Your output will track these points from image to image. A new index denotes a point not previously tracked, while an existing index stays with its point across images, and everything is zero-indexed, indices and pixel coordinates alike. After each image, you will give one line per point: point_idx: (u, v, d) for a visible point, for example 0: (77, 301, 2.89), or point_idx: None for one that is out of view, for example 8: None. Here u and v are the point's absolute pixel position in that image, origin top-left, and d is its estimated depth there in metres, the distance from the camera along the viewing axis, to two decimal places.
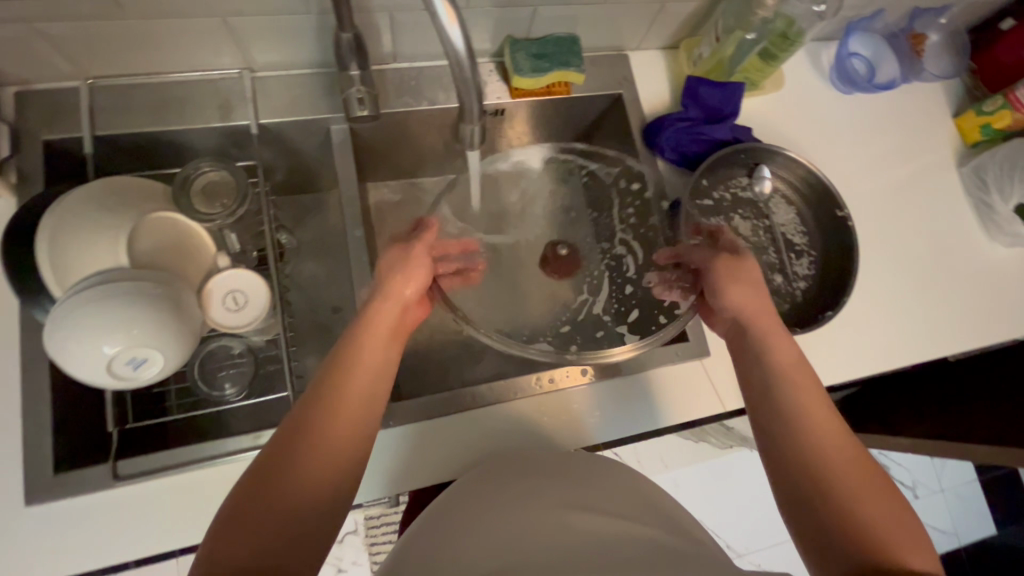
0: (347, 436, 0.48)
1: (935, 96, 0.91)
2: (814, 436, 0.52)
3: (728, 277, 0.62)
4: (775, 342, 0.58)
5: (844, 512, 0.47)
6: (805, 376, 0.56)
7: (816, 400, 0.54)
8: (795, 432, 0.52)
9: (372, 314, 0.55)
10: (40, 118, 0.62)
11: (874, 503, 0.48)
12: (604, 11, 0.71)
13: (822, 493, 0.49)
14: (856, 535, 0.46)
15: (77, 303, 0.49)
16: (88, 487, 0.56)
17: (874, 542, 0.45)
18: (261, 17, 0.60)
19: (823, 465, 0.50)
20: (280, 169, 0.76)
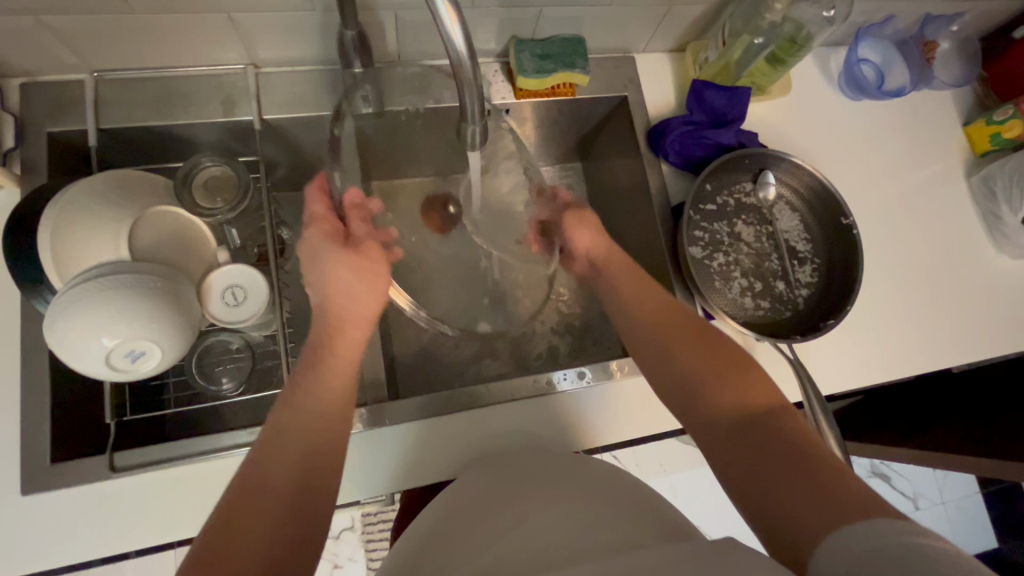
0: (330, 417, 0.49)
1: (945, 104, 0.90)
2: (660, 324, 0.55)
3: (573, 228, 0.69)
4: (619, 265, 0.64)
5: (692, 372, 0.51)
6: (645, 280, 0.61)
7: (653, 293, 0.59)
8: (644, 329, 0.56)
9: (324, 308, 0.58)
10: (45, 110, 0.63)
11: (714, 354, 0.51)
12: (610, 13, 0.71)
13: (675, 368, 0.52)
14: (705, 392, 0.49)
15: (77, 295, 0.49)
16: (84, 477, 0.56)
17: (716, 390, 0.48)
18: (266, 13, 0.60)
19: (669, 348, 0.53)
20: (283, 165, 0.76)
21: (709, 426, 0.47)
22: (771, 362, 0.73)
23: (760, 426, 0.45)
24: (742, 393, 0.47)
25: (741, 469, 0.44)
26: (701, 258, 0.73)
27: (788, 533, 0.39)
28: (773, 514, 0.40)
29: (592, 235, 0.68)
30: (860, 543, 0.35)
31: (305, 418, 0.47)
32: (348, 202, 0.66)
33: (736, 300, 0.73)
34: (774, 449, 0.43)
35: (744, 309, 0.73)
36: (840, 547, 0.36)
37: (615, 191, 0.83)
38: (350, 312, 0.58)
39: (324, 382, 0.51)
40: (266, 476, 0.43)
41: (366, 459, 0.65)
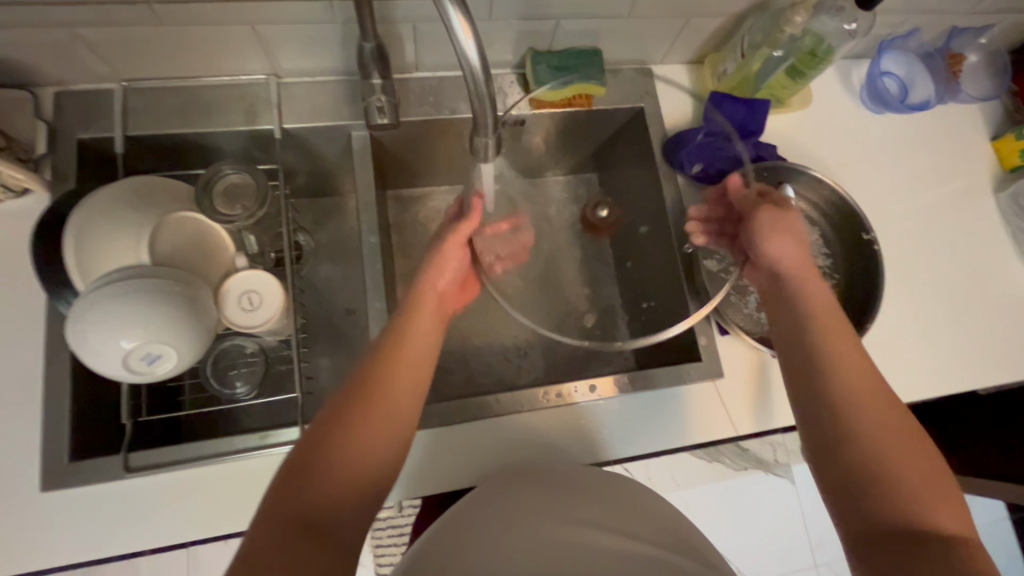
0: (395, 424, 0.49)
1: (973, 117, 0.87)
2: (856, 400, 0.51)
3: (773, 233, 0.61)
4: (818, 301, 0.57)
5: (876, 467, 0.48)
6: (845, 338, 0.55)
7: (858, 361, 0.53)
8: (836, 398, 0.51)
9: (397, 345, 0.54)
10: (77, 118, 0.65)
11: (906, 458, 0.48)
12: (627, 25, 0.71)
13: (857, 451, 0.49)
14: (883, 492, 0.47)
15: (99, 299, 0.51)
16: (98, 476, 0.58)
17: (897, 496, 0.46)
18: (287, 25, 0.62)
19: (855, 428, 0.50)
20: (302, 173, 0.78)
21: (874, 522, 0.46)
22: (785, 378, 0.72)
23: (937, 548, 0.44)
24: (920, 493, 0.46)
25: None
26: (717, 271, 0.73)
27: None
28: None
29: (790, 247, 0.60)
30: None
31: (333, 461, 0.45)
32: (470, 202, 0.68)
33: (752, 316, 0.73)
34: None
35: (759, 324, 0.73)
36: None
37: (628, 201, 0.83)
38: (418, 357, 0.54)
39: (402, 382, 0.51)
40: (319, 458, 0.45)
41: None
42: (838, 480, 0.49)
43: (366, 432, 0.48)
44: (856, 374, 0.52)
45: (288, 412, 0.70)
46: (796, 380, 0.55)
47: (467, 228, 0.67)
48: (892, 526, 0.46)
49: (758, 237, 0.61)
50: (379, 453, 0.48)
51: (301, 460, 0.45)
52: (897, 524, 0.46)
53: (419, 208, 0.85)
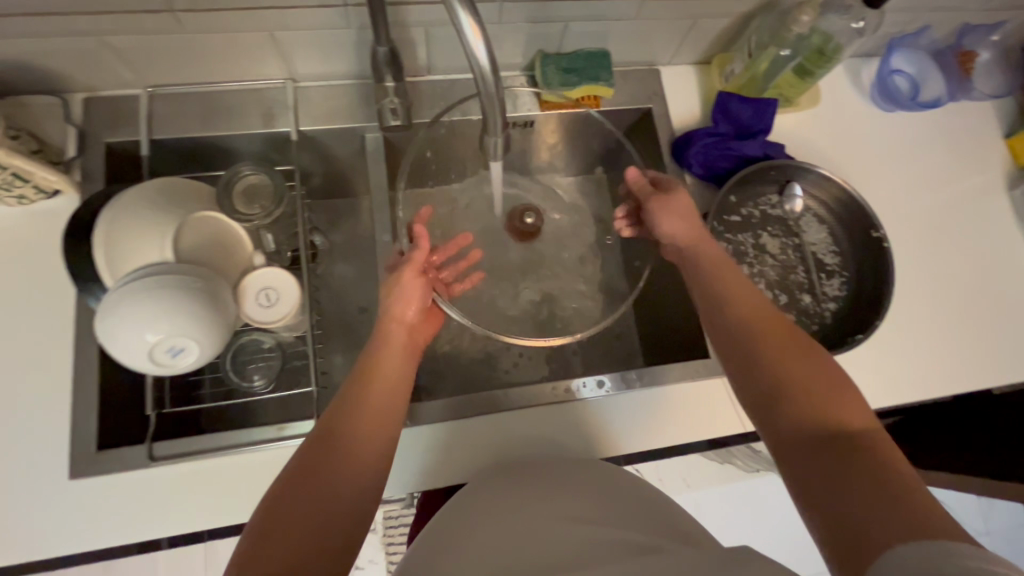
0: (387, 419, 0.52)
1: (986, 115, 0.87)
2: (751, 323, 0.53)
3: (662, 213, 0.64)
4: (707, 250, 0.61)
5: (778, 381, 0.49)
6: (735, 275, 0.58)
7: (748, 290, 0.56)
8: (733, 327, 0.54)
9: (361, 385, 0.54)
10: (105, 123, 0.68)
11: (804, 366, 0.49)
12: (635, 27, 0.72)
13: (762, 370, 0.50)
14: (787, 401, 0.48)
15: (126, 294, 0.53)
16: (123, 465, 0.60)
17: (801, 402, 0.47)
18: (304, 31, 0.64)
19: (754, 348, 0.52)
20: (318, 174, 0.80)
21: (787, 430, 0.47)
22: None
23: (845, 440, 0.44)
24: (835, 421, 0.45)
25: (812, 474, 0.44)
26: None
27: (856, 543, 0.39)
28: (847, 522, 0.40)
29: (683, 208, 0.64)
30: (924, 560, 0.36)
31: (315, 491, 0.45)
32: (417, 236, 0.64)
33: None
34: (859, 463, 0.42)
35: None
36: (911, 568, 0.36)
37: None
38: (386, 384, 0.55)
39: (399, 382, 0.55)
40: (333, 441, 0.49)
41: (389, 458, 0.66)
42: (755, 403, 0.50)
43: (347, 462, 0.47)
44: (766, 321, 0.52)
45: (303, 407, 0.72)
46: (704, 317, 0.57)
47: (421, 257, 0.63)
48: (802, 429, 0.46)
49: (657, 215, 0.65)
50: (363, 482, 0.47)
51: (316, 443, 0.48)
52: (805, 427, 0.46)
53: None
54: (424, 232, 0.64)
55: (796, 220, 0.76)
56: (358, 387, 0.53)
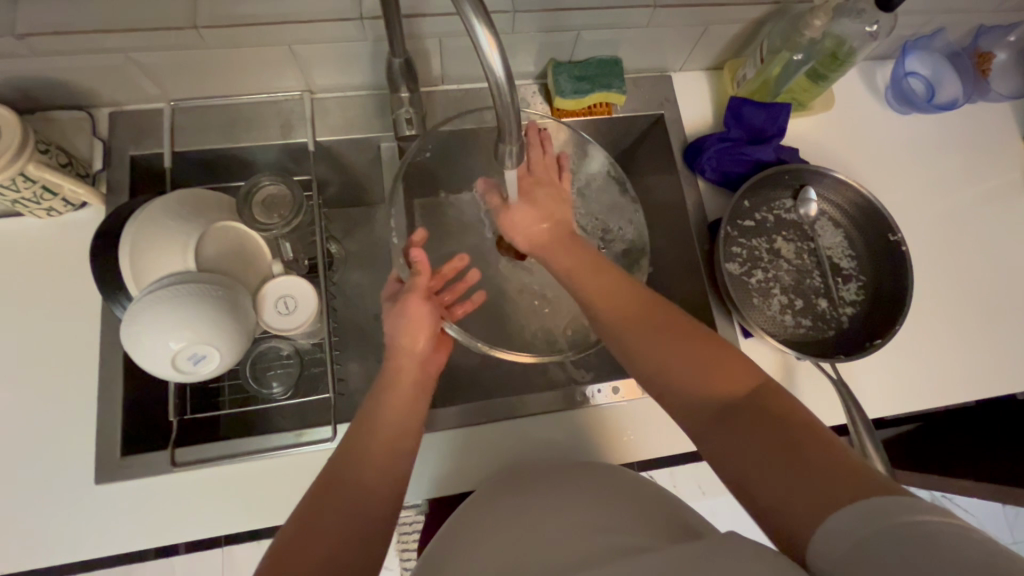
0: (387, 445, 0.53)
1: (1004, 116, 0.86)
2: (633, 326, 0.53)
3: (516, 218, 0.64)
4: (563, 262, 0.61)
5: (666, 374, 0.50)
6: (608, 276, 0.58)
7: (611, 289, 0.57)
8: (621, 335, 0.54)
9: (376, 412, 0.56)
10: (130, 136, 0.70)
11: (683, 348, 0.50)
12: (646, 34, 0.73)
13: (660, 370, 0.50)
14: (690, 394, 0.47)
15: (149, 303, 0.55)
16: (147, 470, 0.61)
17: (702, 390, 0.47)
18: (321, 44, 0.65)
19: (643, 352, 0.52)
20: (334, 184, 0.81)
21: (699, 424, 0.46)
22: (809, 379, 0.72)
23: (746, 415, 0.43)
24: (728, 391, 0.46)
25: (731, 463, 0.43)
26: (738, 275, 0.73)
27: (787, 524, 0.38)
28: (768, 500, 0.39)
29: (523, 213, 0.63)
30: (852, 525, 0.34)
31: (347, 505, 0.47)
32: (415, 258, 0.66)
33: (776, 318, 0.72)
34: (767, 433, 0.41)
35: (785, 327, 0.72)
36: (844, 535, 0.34)
37: (649, 206, 0.84)
38: (391, 405, 0.57)
39: (392, 414, 0.56)
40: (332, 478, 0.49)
41: None
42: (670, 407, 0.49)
43: (370, 478, 0.50)
44: (629, 319, 0.54)
45: (321, 413, 0.73)
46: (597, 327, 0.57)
47: (421, 282, 0.65)
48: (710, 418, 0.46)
49: (514, 233, 0.64)
50: (372, 508, 0.48)
51: (320, 482, 0.48)
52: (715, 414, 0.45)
53: None
54: (423, 257, 0.66)
55: (810, 224, 0.76)
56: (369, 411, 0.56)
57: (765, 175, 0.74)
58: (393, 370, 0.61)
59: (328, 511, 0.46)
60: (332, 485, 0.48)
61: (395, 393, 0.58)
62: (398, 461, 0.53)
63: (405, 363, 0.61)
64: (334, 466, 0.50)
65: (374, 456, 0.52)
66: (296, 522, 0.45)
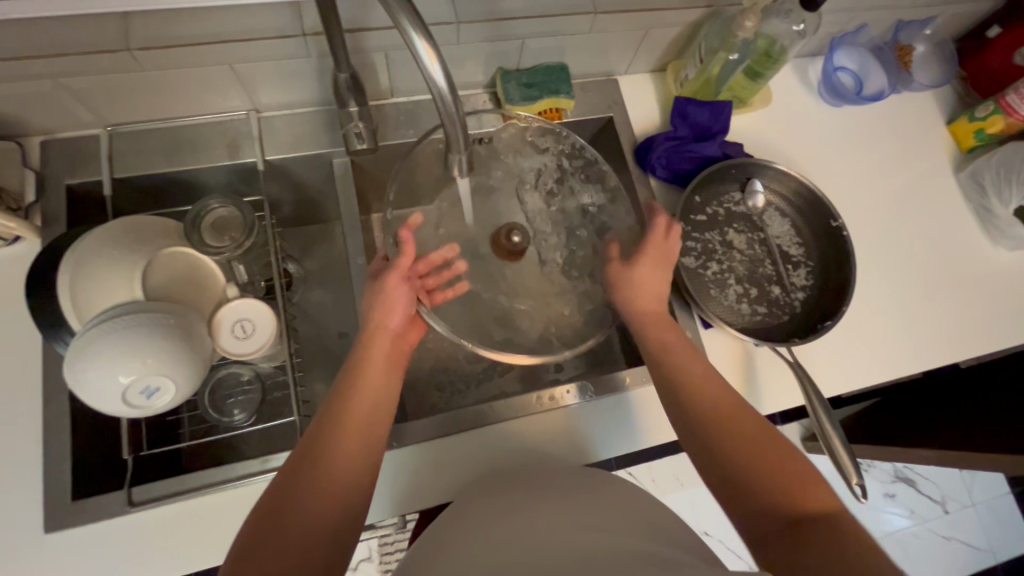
0: (358, 434, 0.52)
1: (926, 104, 0.92)
2: (725, 417, 0.56)
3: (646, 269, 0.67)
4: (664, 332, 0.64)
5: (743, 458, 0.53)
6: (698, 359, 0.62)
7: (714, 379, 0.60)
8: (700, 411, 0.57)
9: (348, 398, 0.54)
10: (65, 165, 0.67)
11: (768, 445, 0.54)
12: (589, 39, 0.74)
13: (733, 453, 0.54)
14: (767, 498, 0.50)
15: (96, 335, 0.52)
16: (103, 513, 0.58)
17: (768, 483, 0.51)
18: (264, 62, 0.64)
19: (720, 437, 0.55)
20: (288, 203, 0.80)
21: (763, 515, 0.50)
22: (769, 364, 0.74)
23: (823, 534, 0.46)
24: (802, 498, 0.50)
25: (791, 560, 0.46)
26: (695, 268, 0.75)
27: None
28: None
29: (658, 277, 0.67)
30: None
31: (309, 500, 0.47)
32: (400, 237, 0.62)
33: (733, 307, 0.74)
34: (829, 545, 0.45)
35: (742, 315, 0.74)
36: None
37: None
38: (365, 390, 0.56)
39: (366, 397, 0.55)
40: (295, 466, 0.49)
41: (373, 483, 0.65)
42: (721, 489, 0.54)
43: (338, 466, 0.50)
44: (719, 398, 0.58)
45: (287, 438, 0.71)
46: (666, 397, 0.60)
47: (404, 263, 0.62)
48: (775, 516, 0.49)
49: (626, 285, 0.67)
50: (333, 499, 0.48)
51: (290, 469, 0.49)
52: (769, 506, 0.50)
53: None
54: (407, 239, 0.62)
55: (759, 215, 0.79)
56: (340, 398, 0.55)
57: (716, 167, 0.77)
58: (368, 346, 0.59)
59: (288, 504, 0.47)
60: (293, 479, 0.48)
61: (371, 374, 0.57)
62: (368, 452, 0.52)
63: (379, 342, 0.59)
64: (297, 454, 0.50)
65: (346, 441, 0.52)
66: (260, 513, 0.46)
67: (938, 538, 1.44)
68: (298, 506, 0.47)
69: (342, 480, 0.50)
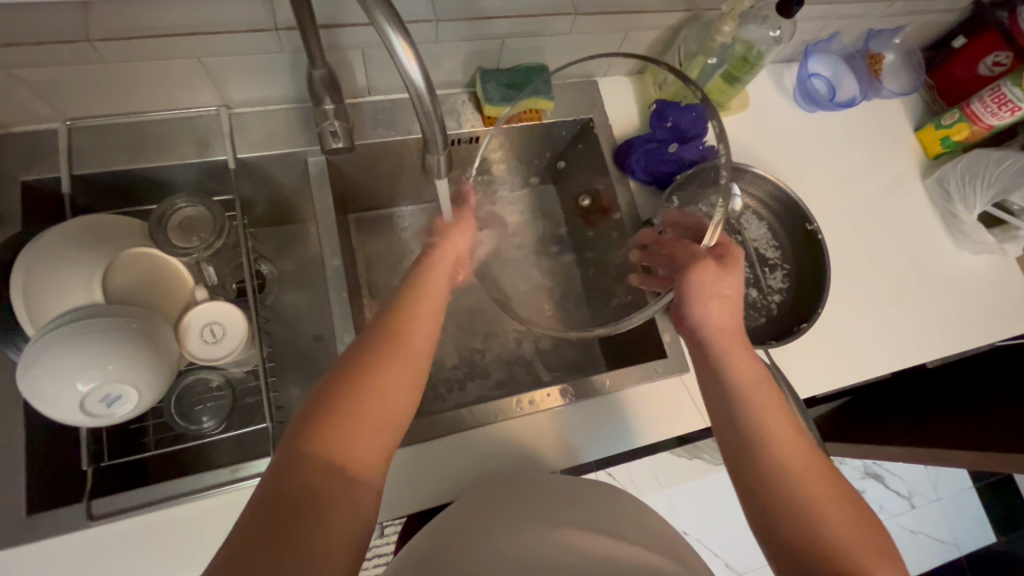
0: (383, 428, 0.47)
1: (895, 111, 0.94)
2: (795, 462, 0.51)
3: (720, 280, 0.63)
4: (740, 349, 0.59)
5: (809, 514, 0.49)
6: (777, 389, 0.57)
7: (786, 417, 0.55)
8: (754, 441, 0.53)
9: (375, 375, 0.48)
10: (20, 161, 0.64)
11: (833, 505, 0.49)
12: (569, 40, 0.74)
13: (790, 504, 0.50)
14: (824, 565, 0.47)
15: (52, 341, 0.49)
16: (61, 528, 0.55)
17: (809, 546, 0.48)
18: (234, 57, 0.62)
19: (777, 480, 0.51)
20: (261, 202, 0.77)
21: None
22: None
23: None
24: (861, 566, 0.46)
25: None
26: None
27: None
28: None
29: (717, 312, 0.61)
30: None
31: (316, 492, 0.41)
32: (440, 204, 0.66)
33: None
34: None
35: None
36: None
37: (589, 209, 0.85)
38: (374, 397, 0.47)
39: (396, 383, 0.49)
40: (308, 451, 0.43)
41: None
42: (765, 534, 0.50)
43: (353, 460, 0.44)
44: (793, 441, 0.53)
45: (260, 445, 0.69)
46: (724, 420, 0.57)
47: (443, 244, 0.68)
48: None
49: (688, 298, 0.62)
50: (349, 491, 0.43)
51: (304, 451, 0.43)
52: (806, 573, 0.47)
53: (382, 229, 0.86)
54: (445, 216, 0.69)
55: (735, 217, 0.80)
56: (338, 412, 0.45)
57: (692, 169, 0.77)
58: (397, 323, 0.53)
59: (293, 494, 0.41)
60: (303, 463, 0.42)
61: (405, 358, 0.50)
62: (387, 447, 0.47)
63: (417, 323, 0.54)
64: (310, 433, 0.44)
65: (360, 461, 0.44)
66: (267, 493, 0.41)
67: (906, 532, 1.48)
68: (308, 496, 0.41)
69: (357, 477, 0.44)
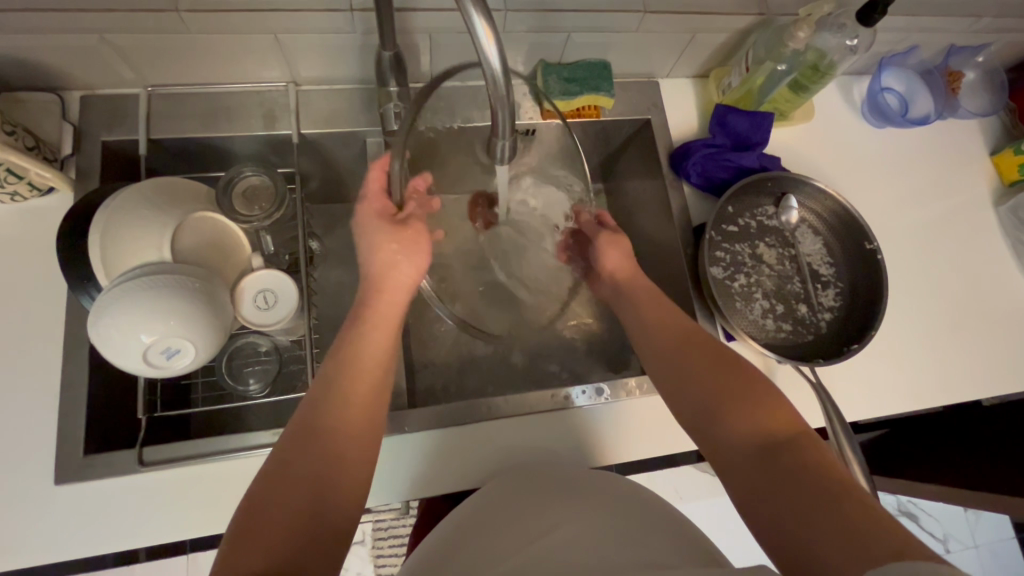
0: (364, 407, 0.51)
1: (970, 133, 0.90)
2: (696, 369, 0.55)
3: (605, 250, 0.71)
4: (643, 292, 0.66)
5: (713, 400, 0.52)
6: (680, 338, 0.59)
7: (682, 329, 0.60)
8: (667, 359, 0.58)
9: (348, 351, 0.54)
10: (102, 121, 0.67)
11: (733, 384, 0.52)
12: (635, 38, 0.73)
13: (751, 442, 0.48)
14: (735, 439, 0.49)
15: (123, 292, 0.52)
16: (112, 469, 0.58)
17: (792, 453, 0.46)
18: (309, 34, 0.64)
19: (721, 432, 0.50)
20: (316, 178, 0.79)
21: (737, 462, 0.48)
22: (791, 383, 0.73)
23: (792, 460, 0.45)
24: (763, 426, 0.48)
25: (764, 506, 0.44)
26: (722, 279, 0.74)
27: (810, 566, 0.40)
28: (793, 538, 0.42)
29: (620, 259, 0.70)
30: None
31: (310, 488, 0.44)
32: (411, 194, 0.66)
33: (757, 322, 0.73)
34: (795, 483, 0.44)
35: (766, 331, 0.73)
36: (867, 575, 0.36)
37: (641, 211, 0.84)
38: (302, 491, 0.44)
39: (360, 345, 0.55)
40: (293, 439, 0.47)
41: (383, 466, 0.65)
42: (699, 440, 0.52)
43: (345, 452, 0.47)
44: (692, 348, 0.57)
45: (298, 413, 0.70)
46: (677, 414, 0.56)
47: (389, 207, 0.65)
48: (811, 504, 0.42)
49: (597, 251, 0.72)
50: (343, 477, 0.46)
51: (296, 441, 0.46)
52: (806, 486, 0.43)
53: None
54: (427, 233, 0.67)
55: (791, 230, 0.77)
56: (273, 516, 0.42)
57: (755, 177, 0.75)
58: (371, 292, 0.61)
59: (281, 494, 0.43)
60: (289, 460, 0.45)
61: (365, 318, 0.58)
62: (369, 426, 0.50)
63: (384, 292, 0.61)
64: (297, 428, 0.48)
65: (343, 440, 0.48)
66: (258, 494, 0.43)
67: None
68: (291, 491, 0.43)
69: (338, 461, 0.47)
